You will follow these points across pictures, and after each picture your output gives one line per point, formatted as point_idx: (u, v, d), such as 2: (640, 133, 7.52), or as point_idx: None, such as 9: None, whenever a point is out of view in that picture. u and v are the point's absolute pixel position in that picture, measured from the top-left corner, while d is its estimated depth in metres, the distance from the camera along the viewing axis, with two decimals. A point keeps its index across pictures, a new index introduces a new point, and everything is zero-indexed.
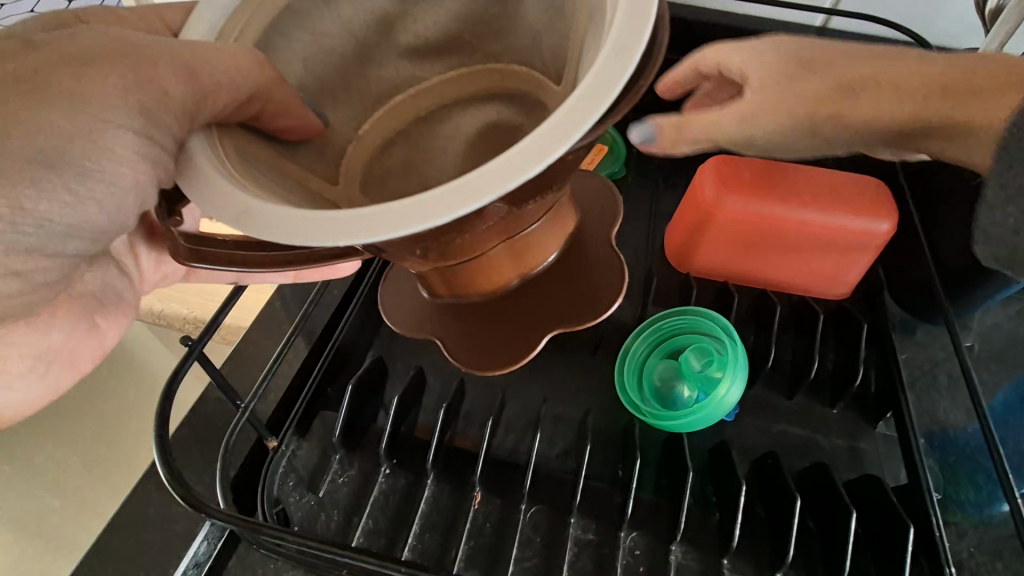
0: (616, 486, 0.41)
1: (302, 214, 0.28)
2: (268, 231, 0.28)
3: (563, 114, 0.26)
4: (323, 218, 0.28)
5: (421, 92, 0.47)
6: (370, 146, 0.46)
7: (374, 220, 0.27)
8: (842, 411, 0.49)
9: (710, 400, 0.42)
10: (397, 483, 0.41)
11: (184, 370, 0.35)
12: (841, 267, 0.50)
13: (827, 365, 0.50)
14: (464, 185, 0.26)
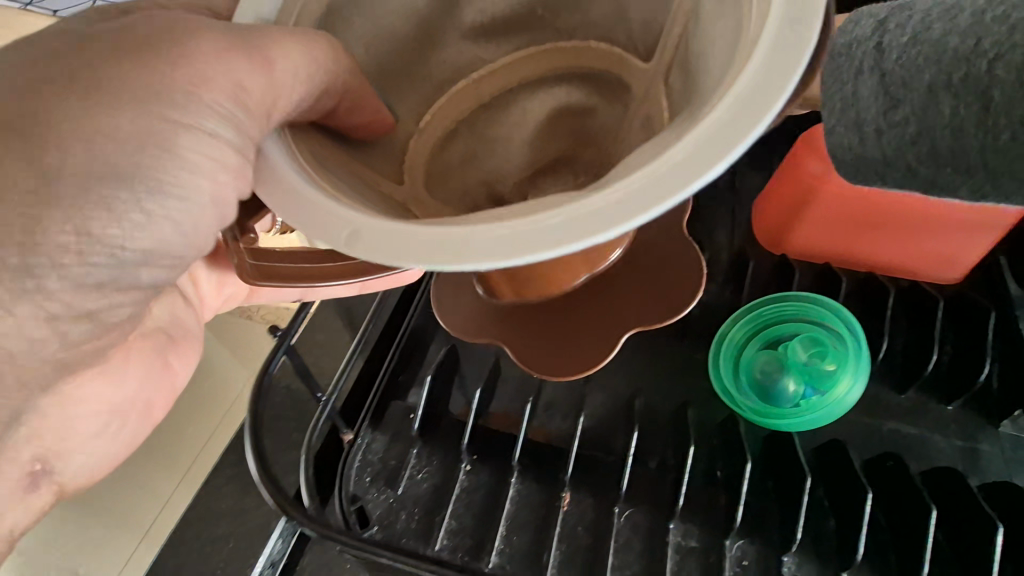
0: (720, 491, 0.37)
1: (412, 233, 0.23)
2: (378, 251, 0.23)
3: (732, 104, 0.22)
4: (413, 238, 0.23)
5: (489, 75, 0.44)
6: (433, 136, 0.44)
7: (481, 247, 0.22)
8: (959, 410, 0.44)
9: (826, 399, 0.38)
10: (479, 481, 0.38)
11: (276, 361, 0.34)
12: (964, 248, 0.45)
13: (943, 357, 0.45)
14: (617, 201, 0.21)
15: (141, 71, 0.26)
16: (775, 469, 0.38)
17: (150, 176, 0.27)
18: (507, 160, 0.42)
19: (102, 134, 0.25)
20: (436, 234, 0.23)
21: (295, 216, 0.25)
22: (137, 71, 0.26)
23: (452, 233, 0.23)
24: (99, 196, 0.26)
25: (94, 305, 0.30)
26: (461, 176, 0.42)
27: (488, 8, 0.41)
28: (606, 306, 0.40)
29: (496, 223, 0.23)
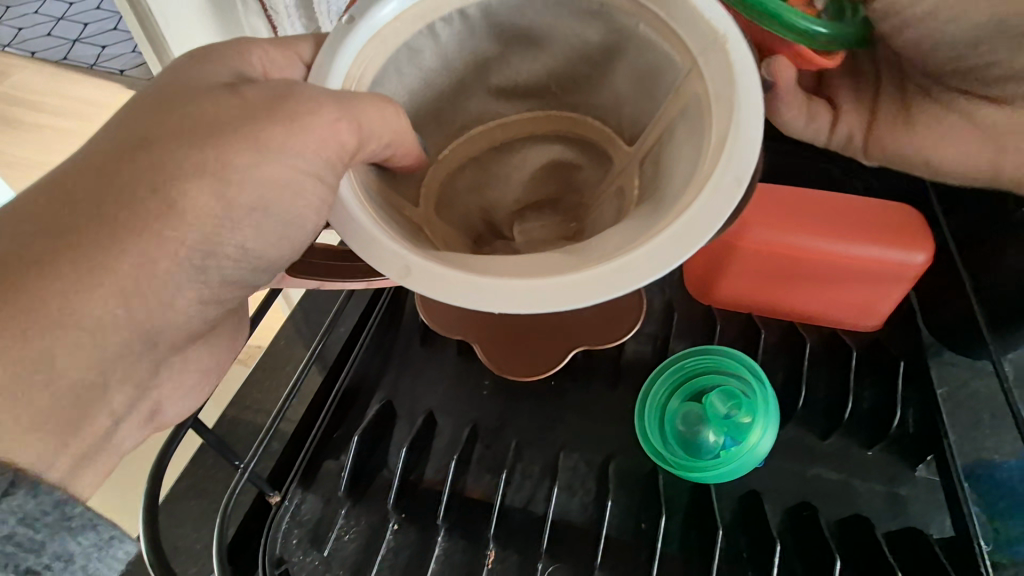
0: (641, 544, 0.38)
1: (448, 271, 0.30)
2: (433, 292, 0.29)
3: (709, 195, 0.29)
4: (449, 276, 0.30)
5: (502, 124, 0.49)
6: (449, 167, 0.48)
7: (501, 290, 0.29)
8: (880, 453, 0.45)
9: (739, 450, 0.39)
10: (407, 538, 0.39)
11: (170, 452, 0.36)
12: (870, 300, 0.47)
13: (863, 403, 0.46)
14: (621, 270, 0.29)
15: (291, 135, 0.29)
16: (693, 521, 0.39)
17: (286, 213, 0.31)
18: (504, 196, 0.49)
19: (256, 178, 0.29)
20: (482, 282, 0.29)
21: (367, 254, 0.30)
22: (290, 132, 0.29)
23: (493, 283, 0.29)
24: (247, 223, 0.29)
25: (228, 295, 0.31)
26: (466, 201, 0.48)
27: (511, 76, 0.44)
28: (565, 331, 0.45)
29: (531, 279, 0.30)
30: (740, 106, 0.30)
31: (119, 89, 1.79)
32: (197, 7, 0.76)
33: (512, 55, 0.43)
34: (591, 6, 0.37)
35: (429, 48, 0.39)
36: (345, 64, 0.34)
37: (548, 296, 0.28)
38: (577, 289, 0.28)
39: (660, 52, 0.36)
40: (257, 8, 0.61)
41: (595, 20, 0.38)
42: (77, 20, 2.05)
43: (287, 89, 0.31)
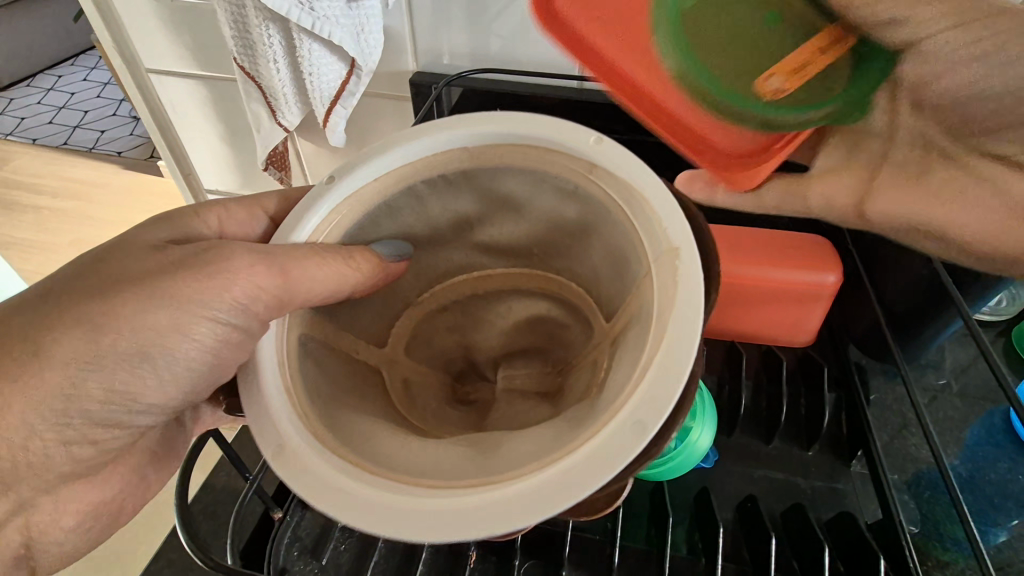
0: (603, 540, 0.44)
1: (361, 494, 0.29)
2: (342, 515, 0.29)
3: (622, 422, 0.29)
4: (355, 499, 0.29)
5: (486, 276, 0.50)
6: (430, 308, 0.50)
7: (415, 521, 0.28)
8: (818, 453, 0.51)
9: (682, 448, 0.44)
10: (397, 545, 0.43)
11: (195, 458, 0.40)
12: (790, 313, 0.54)
13: (799, 410, 0.53)
14: (524, 506, 0.28)
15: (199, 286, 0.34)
16: (648, 515, 0.45)
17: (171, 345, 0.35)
18: (486, 343, 0.51)
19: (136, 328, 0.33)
20: (401, 499, 0.29)
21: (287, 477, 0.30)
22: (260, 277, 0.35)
23: (404, 503, 0.29)
24: (117, 369, 0.34)
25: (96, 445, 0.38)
26: (440, 347, 0.50)
27: (499, 233, 0.46)
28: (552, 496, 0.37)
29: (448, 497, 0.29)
30: (679, 303, 0.31)
31: (115, 170, 1.90)
32: (204, 96, 0.86)
33: (498, 222, 0.45)
34: (566, 185, 0.38)
35: (414, 206, 0.42)
36: (309, 227, 0.39)
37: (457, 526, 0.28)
38: (488, 512, 0.28)
39: (618, 227, 0.37)
40: (259, 96, 0.71)
41: (573, 198, 0.39)
42: (79, 109, 2.20)
43: (216, 250, 0.35)
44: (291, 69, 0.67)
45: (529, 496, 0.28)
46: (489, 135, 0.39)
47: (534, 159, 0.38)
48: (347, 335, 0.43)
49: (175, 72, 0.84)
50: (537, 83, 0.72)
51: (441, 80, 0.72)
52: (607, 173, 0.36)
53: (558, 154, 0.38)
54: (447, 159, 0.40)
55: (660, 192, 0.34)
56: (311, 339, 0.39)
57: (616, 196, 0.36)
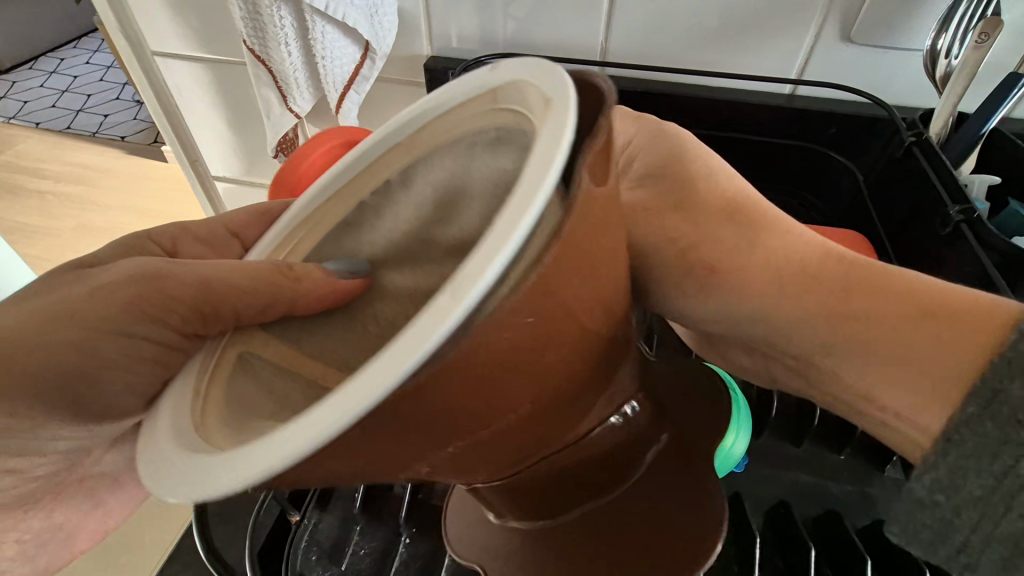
0: None
1: (158, 439, 0.24)
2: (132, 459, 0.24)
3: (377, 361, 0.17)
4: (151, 439, 0.24)
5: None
6: None
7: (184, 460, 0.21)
8: (850, 457, 0.49)
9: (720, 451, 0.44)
10: (417, 551, 0.42)
11: None
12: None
13: (829, 412, 0.50)
14: (250, 459, 0.18)
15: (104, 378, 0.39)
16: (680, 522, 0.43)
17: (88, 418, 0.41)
18: None
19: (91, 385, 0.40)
20: (192, 465, 0.21)
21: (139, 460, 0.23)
22: (233, 301, 0.32)
23: (187, 439, 0.23)
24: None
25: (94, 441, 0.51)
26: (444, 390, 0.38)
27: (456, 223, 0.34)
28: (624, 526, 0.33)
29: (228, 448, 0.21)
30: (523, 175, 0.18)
31: (118, 155, 1.88)
32: (211, 80, 0.84)
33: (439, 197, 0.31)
34: (484, 130, 0.30)
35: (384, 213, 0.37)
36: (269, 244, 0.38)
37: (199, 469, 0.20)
38: (228, 465, 0.19)
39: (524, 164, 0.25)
40: (268, 81, 0.68)
41: (501, 142, 0.28)
42: (81, 93, 2.17)
43: (213, 276, 0.35)
44: (303, 53, 0.65)
45: (271, 444, 0.18)
46: (421, 118, 0.33)
47: (460, 121, 0.31)
48: (310, 360, 0.29)
49: (182, 55, 0.81)
50: (556, 68, 0.69)
51: (456, 64, 0.70)
52: (509, 88, 0.27)
53: (472, 107, 0.31)
54: (389, 157, 0.35)
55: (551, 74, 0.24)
56: (257, 358, 0.30)
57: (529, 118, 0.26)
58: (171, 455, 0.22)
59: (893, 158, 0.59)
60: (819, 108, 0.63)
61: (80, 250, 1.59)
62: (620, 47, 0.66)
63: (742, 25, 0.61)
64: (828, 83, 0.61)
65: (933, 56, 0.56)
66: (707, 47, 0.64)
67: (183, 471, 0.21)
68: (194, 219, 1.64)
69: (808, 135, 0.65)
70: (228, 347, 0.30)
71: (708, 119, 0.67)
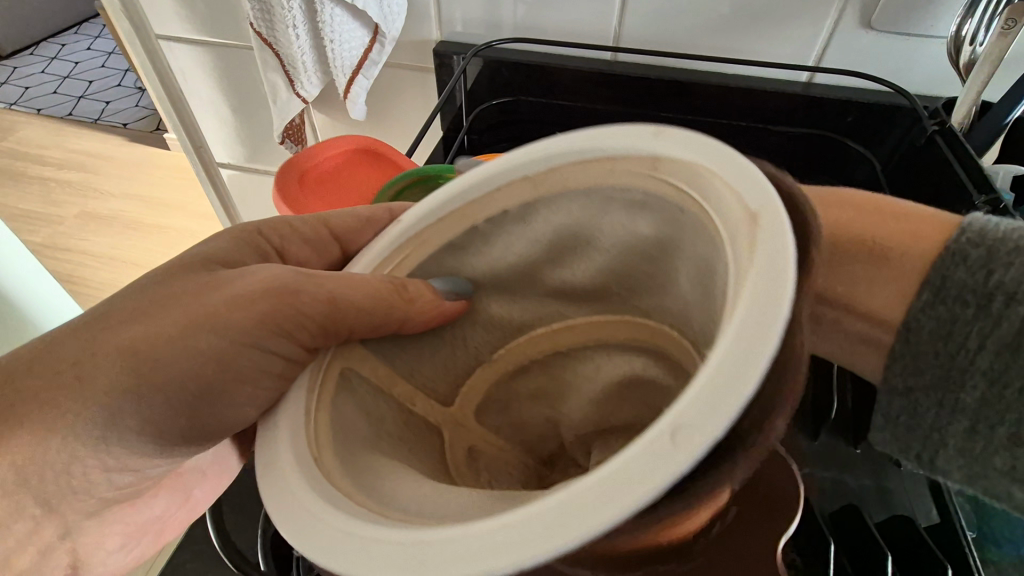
0: None
1: (306, 497, 0.24)
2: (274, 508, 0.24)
3: (601, 480, 0.18)
4: (296, 498, 0.24)
5: (567, 327, 0.40)
6: (503, 370, 0.40)
7: (358, 535, 0.22)
8: (866, 450, 0.48)
9: None
10: None
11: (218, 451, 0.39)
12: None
13: (845, 404, 0.49)
14: (460, 547, 0.19)
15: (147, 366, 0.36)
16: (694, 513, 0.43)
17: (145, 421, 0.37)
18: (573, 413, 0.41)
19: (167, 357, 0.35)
20: (372, 539, 0.22)
21: (263, 487, 0.26)
22: (354, 320, 0.33)
23: (349, 510, 0.23)
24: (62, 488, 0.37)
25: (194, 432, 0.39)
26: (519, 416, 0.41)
27: (569, 274, 0.38)
28: None
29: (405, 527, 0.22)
30: (752, 294, 0.19)
31: (120, 142, 1.86)
32: (216, 64, 0.83)
33: (560, 259, 0.37)
34: (633, 194, 0.31)
35: (497, 244, 0.37)
36: (374, 257, 0.37)
37: (385, 547, 0.21)
38: (423, 549, 0.20)
39: (710, 245, 0.27)
40: (275, 64, 0.67)
41: (644, 211, 0.32)
42: (82, 80, 2.15)
43: (323, 293, 0.34)
44: (311, 36, 0.64)
45: (488, 545, 0.19)
46: (556, 160, 0.32)
47: (600, 175, 0.32)
48: (403, 380, 0.37)
49: (186, 39, 0.80)
50: (568, 53, 0.68)
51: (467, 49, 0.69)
52: (677, 162, 0.28)
53: (621, 163, 0.31)
54: (509, 190, 0.34)
55: (754, 178, 0.24)
56: (357, 374, 0.34)
57: (711, 201, 0.26)
58: (337, 529, 0.22)
59: (915, 146, 0.58)
60: (837, 96, 0.61)
61: (83, 238, 1.58)
62: (634, 33, 0.65)
63: (760, 10, 0.60)
64: (846, 71, 0.59)
65: (958, 42, 0.54)
66: (723, 33, 0.62)
67: (362, 546, 0.21)
68: (197, 207, 1.63)
69: (825, 124, 0.64)
70: (332, 360, 0.33)
71: (722, 107, 0.65)
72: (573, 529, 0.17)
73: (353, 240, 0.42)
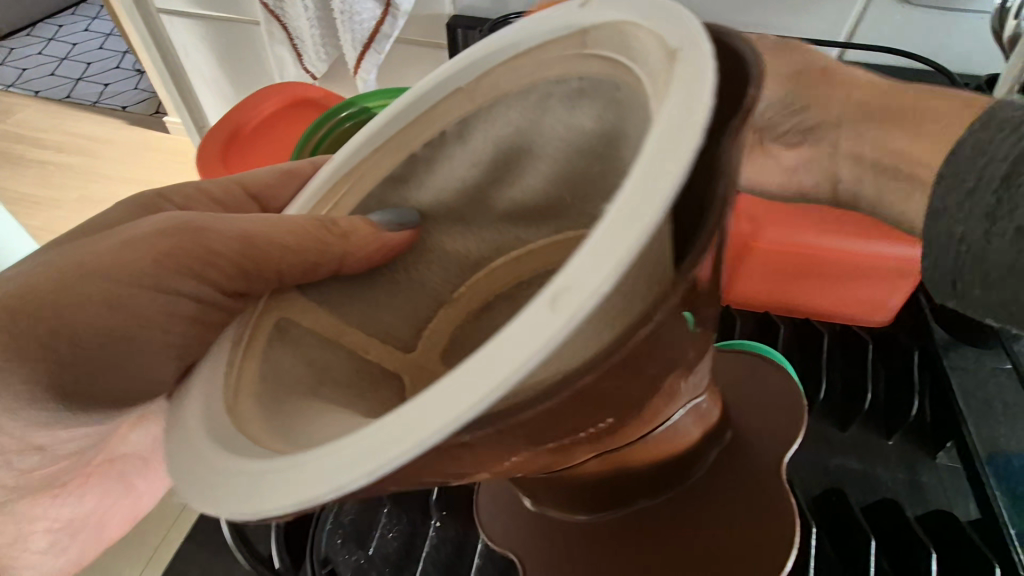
0: None
1: (196, 441, 0.22)
2: (172, 468, 0.22)
3: (474, 362, 0.17)
4: (189, 447, 0.22)
5: (529, 253, 0.35)
6: (468, 308, 0.35)
7: (248, 470, 0.20)
8: (898, 442, 0.47)
9: None
10: (448, 535, 0.41)
11: None
12: (839, 288, 0.49)
13: (878, 394, 0.47)
14: (351, 457, 0.18)
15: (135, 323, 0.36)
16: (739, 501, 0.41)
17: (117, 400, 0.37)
18: None
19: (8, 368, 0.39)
20: (264, 469, 0.20)
21: (169, 453, 0.23)
22: (279, 260, 0.32)
23: (242, 448, 0.22)
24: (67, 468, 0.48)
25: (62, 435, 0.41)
26: None
27: (519, 194, 0.34)
28: (676, 529, 0.33)
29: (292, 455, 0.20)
30: (659, 125, 0.18)
31: (121, 125, 1.83)
32: (219, 40, 0.79)
33: (511, 176, 0.34)
34: (568, 81, 0.30)
35: (439, 168, 0.35)
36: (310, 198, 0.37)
37: (275, 471, 0.19)
38: (312, 470, 0.18)
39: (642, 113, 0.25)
40: (282, 37, 0.64)
41: (584, 98, 0.30)
42: (81, 61, 2.11)
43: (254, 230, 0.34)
44: (318, 7, 0.61)
45: (374, 450, 0.17)
46: (486, 63, 0.32)
47: (531, 69, 0.31)
48: (355, 332, 0.32)
49: (188, 12, 0.77)
50: None
51: (481, 23, 0.65)
52: (602, 32, 0.27)
53: (552, 51, 0.30)
54: (447, 104, 0.33)
55: (673, 14, 0.23)
56: (294, 326, 0.31)
57: (638, 64, 0.25)
58: (226, 470, 0.21)
59: None
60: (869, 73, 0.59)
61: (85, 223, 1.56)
62: None
63: None
64: (880, 46, 0.56)
65: (1003, 14, 0.51)
66: (751, 6, 0.59)
67: (253, 471, 0.20)
68: None
69: None
70: (264, 312, 0.30)
71: None
72: (451, 416, 0.16)
73: (272, 195, 0.42)
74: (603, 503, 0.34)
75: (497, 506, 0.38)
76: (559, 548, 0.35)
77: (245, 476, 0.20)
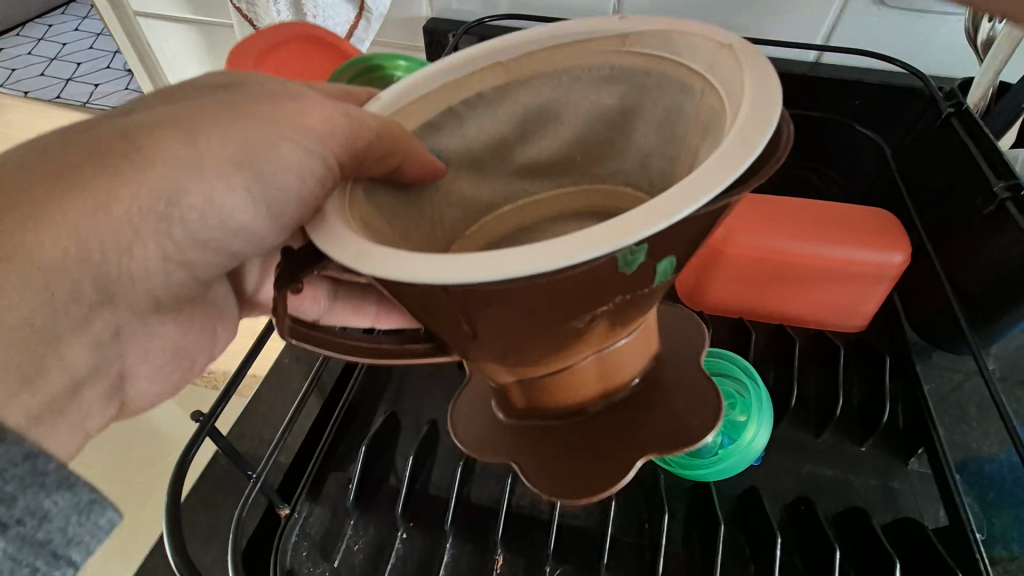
0: (646, 543, 0.41)
1: (351, 240, 0.26)
2: (330, 246, 0.26)
3: (630, 219, 0.23)
4: (344, 241, 0.26)
5: (532, 203, 0.38)
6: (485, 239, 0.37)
7: (404, 259, 0.24)
8: (872, 449, 0.46)
9: (737, 445, 0.43)
10: (415, 545, 0.42)
11: (188, 461, 0.37)
12: (822, 297, 0.49)
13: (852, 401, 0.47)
14: (507, 256, 0.23)
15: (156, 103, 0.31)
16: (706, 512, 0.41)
17: None
18: None
19: (222, 134, 0.29)
20: (424, 258, 0.24)
21: (322, 243, 0.27)
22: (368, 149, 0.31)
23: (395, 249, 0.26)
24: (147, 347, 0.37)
25: (197, 257, 0.32)
26: None
27: (541, 149, 0.37)
28: (627, 434, 0.37)
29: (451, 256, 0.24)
30: (750, 103, 0.25)
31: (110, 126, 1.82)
32: (198, 43, 0.79)
33: (530, 134, 0.37)
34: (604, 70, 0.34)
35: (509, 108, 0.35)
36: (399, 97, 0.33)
37: (442, 260, 0.24)
38: (478, 260, 0.23)
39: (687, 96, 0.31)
40: None
41: (612, 83, 0.34)
42: (70, 61, 2.09)
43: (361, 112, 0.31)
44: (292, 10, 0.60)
45: (545, 250, 0.22)
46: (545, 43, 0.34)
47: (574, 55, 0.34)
48: (409, 236, 0.33)
49: (165, 16, 0.77)
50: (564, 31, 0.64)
51: (457, 27, 0.65)
52: (650, 37, 0.32)
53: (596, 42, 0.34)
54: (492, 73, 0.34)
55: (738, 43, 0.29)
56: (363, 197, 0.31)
57: (688, 60, 0.31)
58: (390, 252, 0.25)
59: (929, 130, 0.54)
60: (845, 76, 0.58)
61: None
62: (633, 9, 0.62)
63: None
64: (855, 49, 0.56)
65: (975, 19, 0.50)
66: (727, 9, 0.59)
67: (412, 260, 0.24)
68: None
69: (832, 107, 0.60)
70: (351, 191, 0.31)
71: None
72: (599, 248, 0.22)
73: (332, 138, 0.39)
74: (567, 406, 0.37)
75: (470, 421, 0.42)
76: (540, 453, 0.38)
77: (406, 262, 0.24)
